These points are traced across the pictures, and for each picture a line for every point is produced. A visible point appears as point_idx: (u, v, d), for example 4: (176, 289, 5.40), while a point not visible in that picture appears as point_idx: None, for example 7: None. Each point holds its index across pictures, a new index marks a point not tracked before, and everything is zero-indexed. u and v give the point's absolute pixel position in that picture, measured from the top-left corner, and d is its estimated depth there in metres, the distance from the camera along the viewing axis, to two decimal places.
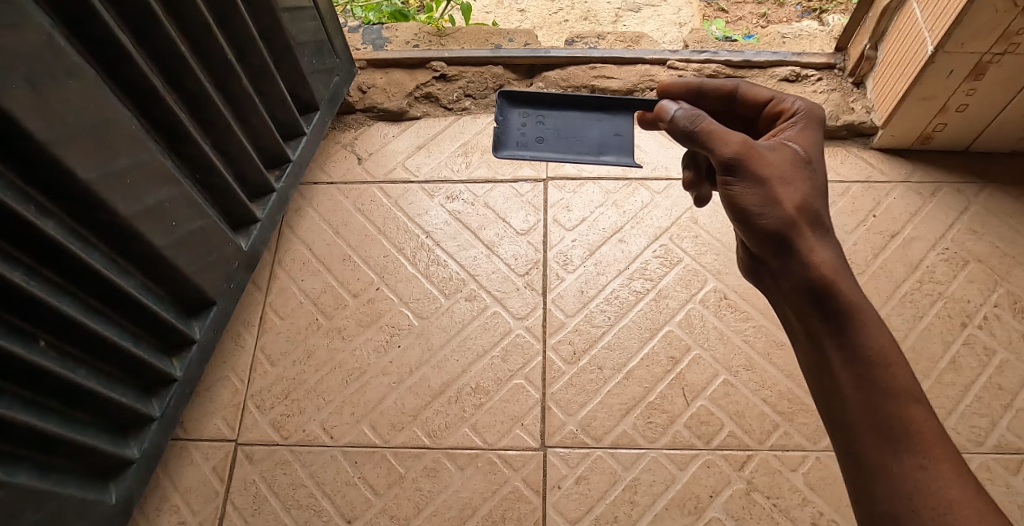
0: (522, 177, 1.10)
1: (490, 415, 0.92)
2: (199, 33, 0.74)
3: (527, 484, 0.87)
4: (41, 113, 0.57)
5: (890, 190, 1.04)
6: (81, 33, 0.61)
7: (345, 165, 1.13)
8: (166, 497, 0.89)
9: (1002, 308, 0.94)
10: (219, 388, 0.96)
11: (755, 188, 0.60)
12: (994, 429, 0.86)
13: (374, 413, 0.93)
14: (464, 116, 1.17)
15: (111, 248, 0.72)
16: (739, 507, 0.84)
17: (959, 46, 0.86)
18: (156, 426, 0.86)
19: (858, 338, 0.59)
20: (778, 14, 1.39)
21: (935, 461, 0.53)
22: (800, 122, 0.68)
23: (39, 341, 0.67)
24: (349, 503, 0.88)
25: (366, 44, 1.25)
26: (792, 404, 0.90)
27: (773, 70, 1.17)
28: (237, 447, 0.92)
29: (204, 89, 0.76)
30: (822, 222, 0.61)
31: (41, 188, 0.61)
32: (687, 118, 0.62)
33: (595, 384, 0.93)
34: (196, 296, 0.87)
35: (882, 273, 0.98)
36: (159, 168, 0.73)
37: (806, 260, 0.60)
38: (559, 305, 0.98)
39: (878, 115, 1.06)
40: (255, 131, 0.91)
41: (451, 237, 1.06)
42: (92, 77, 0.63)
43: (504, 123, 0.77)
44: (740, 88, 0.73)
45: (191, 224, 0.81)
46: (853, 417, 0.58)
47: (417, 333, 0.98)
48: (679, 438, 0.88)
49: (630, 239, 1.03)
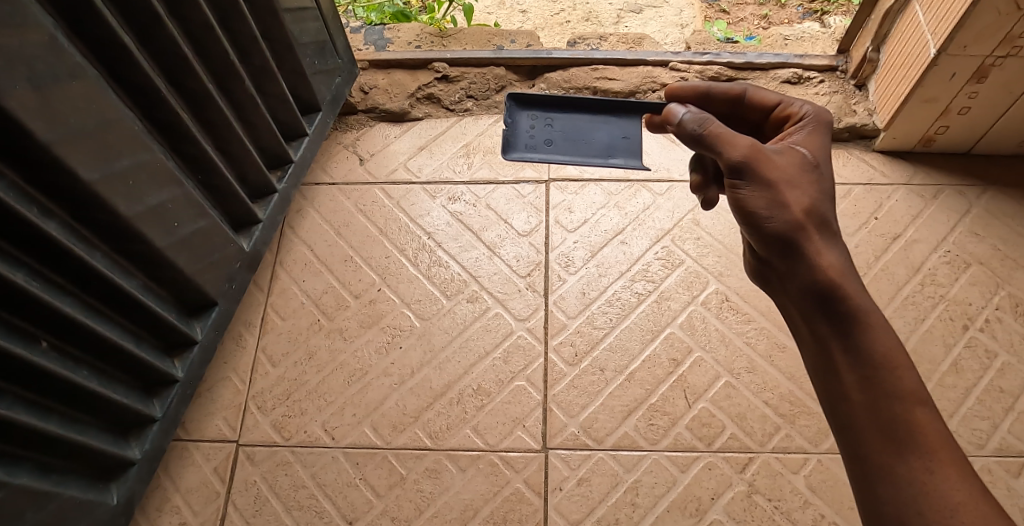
0: (524, 178, 1.10)
1: (492, 417, 0.92)
2: (201, 34, 0.74)
3: (528, 486, 0.87)
4: (43, 113, 0.57)
5: (892, 192, 1.04)
6: (83, 33, 0.61)
7: (347, 166, 1.13)
8: (167, 498, 0.89)
9: (1004, 311, 0.94)
10: (220, 389, 0.96)
11: (762, 191, 0.60)
12: (996, 432, 0.87)
13: (375, 415, 0.93)
14: (466, 117, 1.17)
15: (113, 248, 0.72)
16: (740, 510, 0.84)
17: (961, 49, 0.86)
18: (157, 426, 0.86)
19: (864, 341, 0.59)
20: (780, 15, 1.39)
21: (940, 464, 0.53)
22: (808, 126, 0.68)
23: (41, 342, 0.67)
24: (350, 504, 0.88)
25: (368, 45, 1.25)
26: (793, 406, 0.90)
27: (776, 72, 1.17)
28: (239, 448, 0.92)
29: (206, 90, 0.76)
30: (828, 226, 0.61)
31: (44, 189, 0.61)
32: (695, 122, 0.62)
33: (596, 385, 0.93)
34: (197, 296, 0.87)
35: (883, 275, 0.98)
36: (160, 169, 0.73)
37: (813, 264, 0.60)
38: (560, 307, 0.98)
39: (880, 117, 1.06)
40: (257, 131, 0.91)
41: (453, 239, 1.06)
42: (93, 77, 0.62)
43: (512, 125, 0.77)
44: (747, 92, 0.73)
45: (192, 225, 0.81)
46: (859, 419, 0.58)
47: (418, 334, 0.98)
48: (681, 440, 0.88)
49: (632, 240, 1.03)
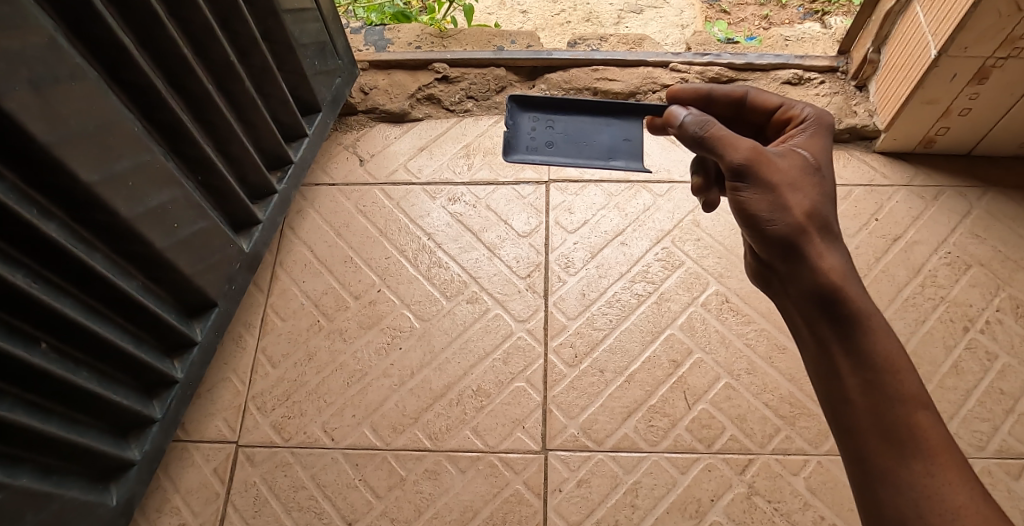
0: (524, 179, 1.10)
1: (491, 418, 0.92)
2: (201, 36, 0.74)
3: (528, 487, 0.87)
4: (43, 115, 0.57)
5: (892, 193, 1.04)
6: (83, 35, 0.61)
7: (347, 167, 1.13)
8: (167, 499, 0.89)
9: (1005, 313, 0.94)
10: (220, 390, 0.96)
11: (764, 193, 0.60)
12: (996, 434, 0.86)
13: (375, 416, 0.93)
14: (466, 118, 1.17)
15: (112, 249, 0.72)
16: (739, 511, 0.84)
17: (962, 50, 0.86)
18: (157, 427, 0.86)
19: (865, 344, 0.58)
20: (781, 16, 1.39)
21: (942, 468, 0.53)
22: (810, 129, 0.68)
23: (40, 343, 0.67)
24: (350, 506, 0.88)
25: (369, 46, 1.25)
26: (793, 408, 0.90)
27: (776, 72, 1.16)
28: (239, 449, 0.92)
29: (207, 91, 0.76)
30: (831, 228, 0.61)
31: (44, 190, 0.61)
32: (697, 124, 0.61)
33: (596, 387, 0.93)
34: (197, 297, 0.87)
35: (884, 277, 0.97)
36: (160, 170, 0.73)
37: (814, 266, 0.59)
38: (560, 308, 0.98)
39: (881, 118, 1.06)
40: (257, 132, 0.91)
41: (453, 239, 1.06)
42: (93, 79, 0.62)
43: (513, 127, 0.77)
44: (749, 94, 0.73)
45: (192, 226, 0.81)
46: (860, 423, 0.58)
47: (418, 335, 0.98)
48: (680, 442, 0.88)
49: (632, 241, 1.03)
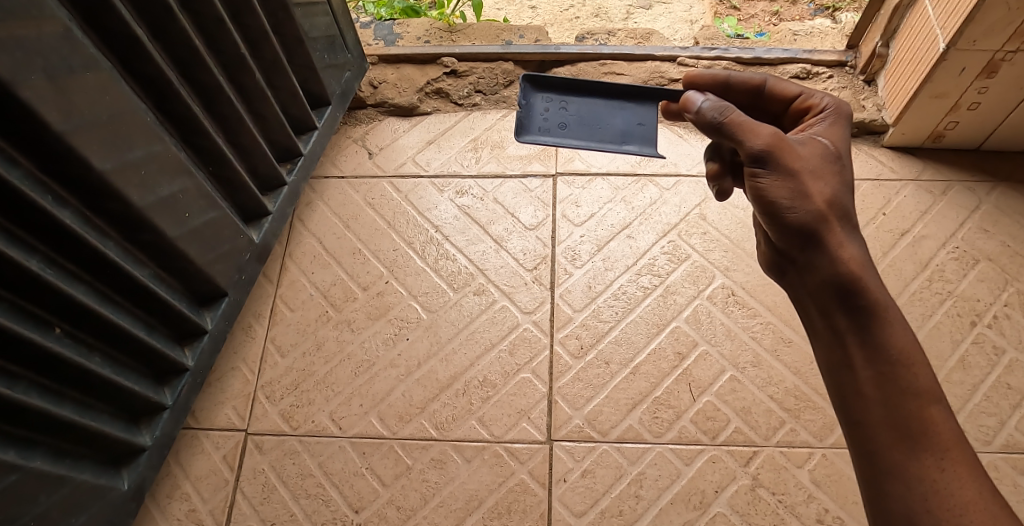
0: (531, 172, 1.10)
1: (497, 408, 0.92)
2: (212, 28, 0.75)
3: (533, 477, 0.88)
4: (59, 105, 0.59)
5: (900, 188, 1.04)
6: (99, 27, 0.62)
7: (356, 159, 1.14)
8: (177, 485, 0.90)
9: (1013, 308, 0.93)
10: (230, 378, 0.97)
11: (785, 180, 0.60)
12: (1003, 428, 0.86)
13: (382, 405, 0.94)
14: (474, 112, 1.18)
15: (124, 237, 0.73)
16: (743, 503, 0.84)
17: (971, 43, 0.86)
18: (168, 414, 0.87)
19: (881, 336, 0.59)
20: (790, 12, 1.40)
21: (952, 462, 0.53)
22: (830, 118, 0.68)
23: (54, 328, 0.69)
24: (357, 494, 0.89)
25: (377, 40, 1.27)
26: (798, 401, 0.90)
27: (785, 67, 1.16)
28: (248, 437, 0.93)
29: (218, 82, 0.77)
30: (850, 218, 0.61)
31: (57, 178, 0.63)
32: (715, 110, 0.61)
33: (602, 378, 0.93)
34: (208, 287, 0.88)
35: (891, 271, 0.97)
36: (172, 159, 0.74)
37: (834, 256, 0.60)
38: (567, 300, 0.99)
39: (889, 112, 1.05)
40: (267, 124, 0.92)
41: (460, 232, 1.07)
42: (107, 69, 0.64)
43: (526, 108, 0.76)
44: (768, 83, 0.73)
45: (203, 215, 0.82)
46: (872, 415, 0.58)
47: (425, 325, 0.99)
48: (685, 434, 0.89)
49: (639, 235, 1.04)
